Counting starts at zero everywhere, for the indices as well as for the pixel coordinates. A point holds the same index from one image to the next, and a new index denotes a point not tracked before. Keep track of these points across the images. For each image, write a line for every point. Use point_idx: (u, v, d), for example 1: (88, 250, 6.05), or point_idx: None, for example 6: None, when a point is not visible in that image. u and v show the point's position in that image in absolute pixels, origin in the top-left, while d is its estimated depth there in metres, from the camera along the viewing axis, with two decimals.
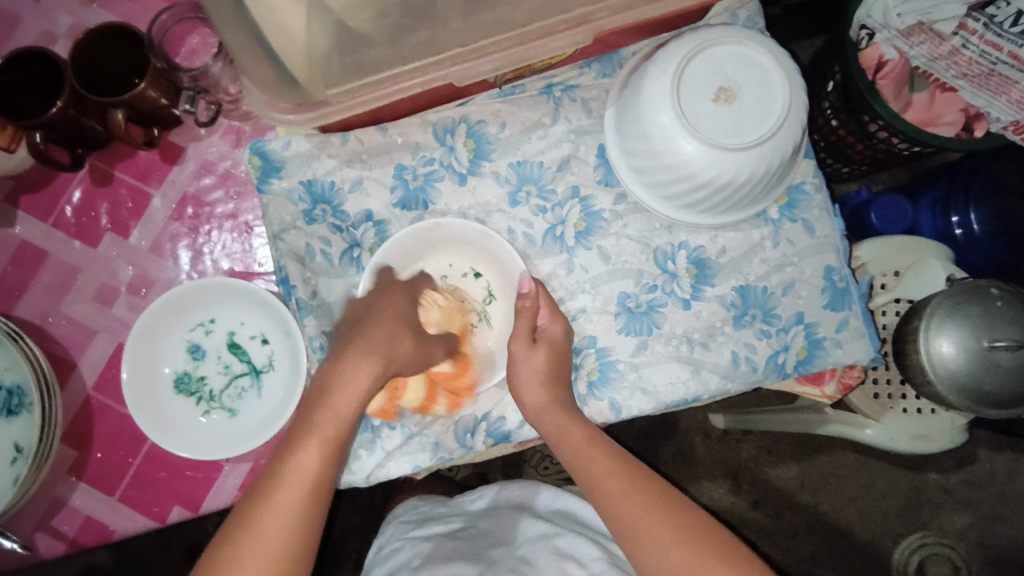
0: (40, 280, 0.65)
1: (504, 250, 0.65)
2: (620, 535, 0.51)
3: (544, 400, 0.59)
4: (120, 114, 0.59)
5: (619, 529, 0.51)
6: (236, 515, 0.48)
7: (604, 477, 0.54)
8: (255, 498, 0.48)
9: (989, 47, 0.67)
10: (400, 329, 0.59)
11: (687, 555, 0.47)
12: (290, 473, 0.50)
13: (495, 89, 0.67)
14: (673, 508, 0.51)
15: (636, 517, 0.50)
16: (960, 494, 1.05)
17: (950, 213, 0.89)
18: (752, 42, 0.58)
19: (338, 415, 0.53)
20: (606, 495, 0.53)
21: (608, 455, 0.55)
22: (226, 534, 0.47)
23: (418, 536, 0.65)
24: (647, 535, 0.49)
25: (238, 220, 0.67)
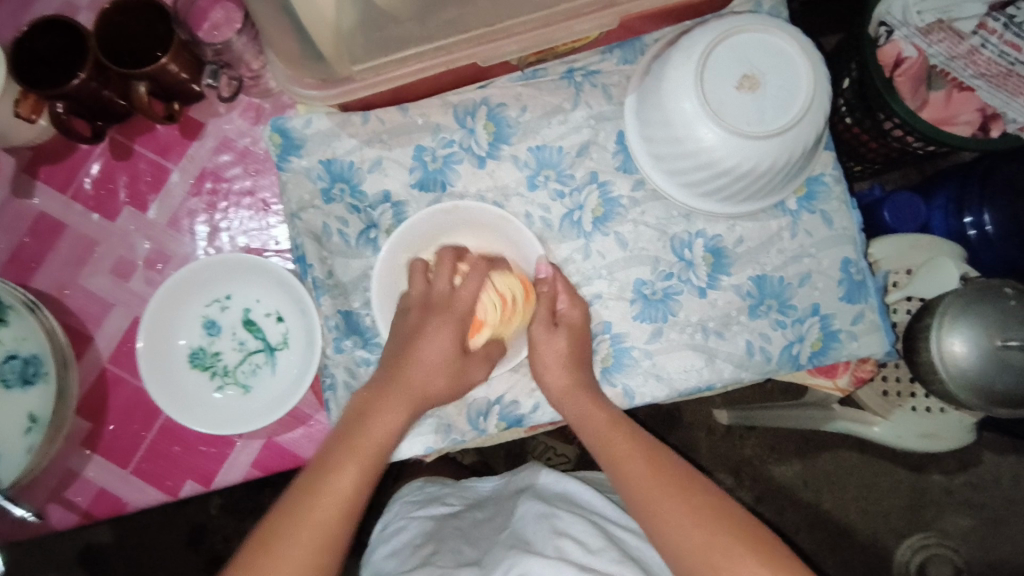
0: (58, 252, 0.66)
1: (523, 236, 0.64)
2: (639, 511, 0.51)
3: (568, 383, 0.59)
4: (143, 87, 0.60)
5: (639, 507, 0.52)
6: (264, 537, 0.48)
7: (624, 457, 0.54)
8: (296, 502, 0.50)
9: (1008, 47, 0.70)
10: (440, 369, 0.57)
11: (706, 533, 0.48)
12: (321, 502, 0.50)
13: (517, 72, 0.67)
14: (692, 490, 0.51)
15: (656, 495, 0.51)
16: (963, 496, 1.05)
17: (963, 213, 0.89)
18: (778, 30, 0.58)
19: (378, 443, 0.54)
20: (626, 474, 0.54)
21: (632, 437, 0.56)
22: (265, 533, 0.49)
23: (423, 515, 0.66)
24: (663, 514, 0.50)
25: (256, 197, 0.67)
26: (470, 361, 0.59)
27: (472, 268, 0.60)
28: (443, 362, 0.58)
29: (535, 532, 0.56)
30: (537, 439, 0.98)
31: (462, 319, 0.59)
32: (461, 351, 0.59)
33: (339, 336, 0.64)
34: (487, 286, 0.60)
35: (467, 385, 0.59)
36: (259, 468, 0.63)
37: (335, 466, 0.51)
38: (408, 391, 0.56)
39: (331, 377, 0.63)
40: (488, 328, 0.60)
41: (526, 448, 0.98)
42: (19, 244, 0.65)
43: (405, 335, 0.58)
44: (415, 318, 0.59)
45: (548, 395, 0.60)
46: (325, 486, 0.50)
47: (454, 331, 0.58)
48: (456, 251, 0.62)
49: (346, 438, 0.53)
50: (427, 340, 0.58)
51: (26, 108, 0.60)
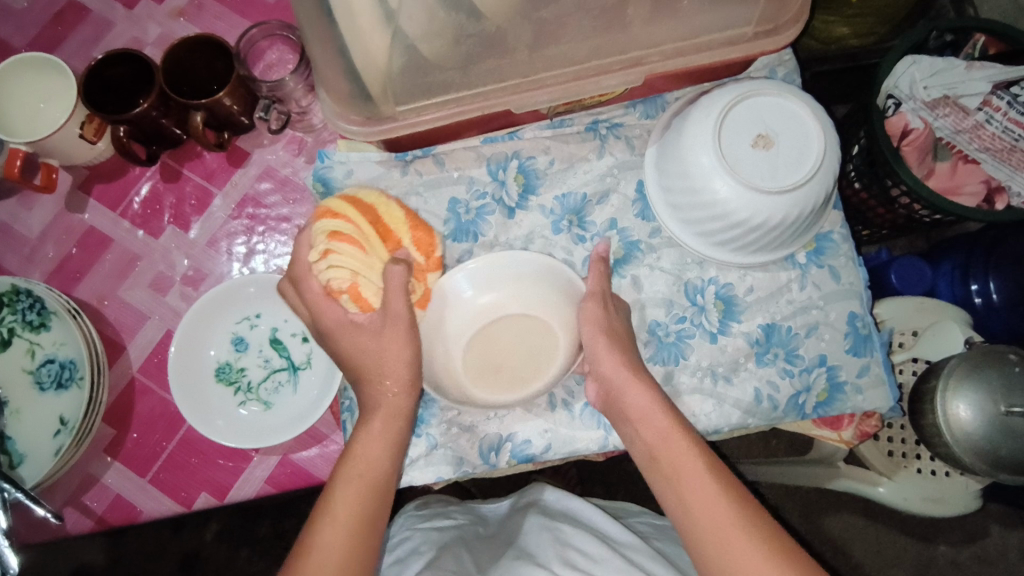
0: (102, 264, 0.69)
1: (527, 260, 0.63)
2: (707, 538, 0.49)
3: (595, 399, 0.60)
4: (200, 117, 0.64)
5: (712, 536, 0.49)
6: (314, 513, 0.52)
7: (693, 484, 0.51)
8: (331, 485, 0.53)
9: (1012, 124, 0.75)
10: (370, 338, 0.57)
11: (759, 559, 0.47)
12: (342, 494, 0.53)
13: (546, 121, 0.71)
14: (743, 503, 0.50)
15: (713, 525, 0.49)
16: (970, 569, 1.04)
17: (969, 281, 0.91)
18: (791, 95, 0.62)
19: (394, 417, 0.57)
20: (685, 495, 0.51)
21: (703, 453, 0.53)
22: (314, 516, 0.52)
23: (428, 526, 0.65)
24: (726, 536, 0.48)
25: (292, 223, 0.70)
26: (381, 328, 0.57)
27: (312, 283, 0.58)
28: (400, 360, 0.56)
29: (536, 543, 0.57)
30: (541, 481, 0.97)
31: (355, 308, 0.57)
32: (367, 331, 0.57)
33: None
34: (316, 266, 0.56)
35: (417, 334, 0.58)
36: (273, 484, 0.65)
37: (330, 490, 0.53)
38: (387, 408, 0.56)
39: (350, 399, 0.64)
40: (363, 285, 0.56)
41: None
42: (66, 255, 0.69)
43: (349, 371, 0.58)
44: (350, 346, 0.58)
45: (604, 385, 0.59)
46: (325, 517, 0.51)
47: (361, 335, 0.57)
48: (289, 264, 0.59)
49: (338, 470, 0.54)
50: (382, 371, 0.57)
51: (91, 131, 0.65)
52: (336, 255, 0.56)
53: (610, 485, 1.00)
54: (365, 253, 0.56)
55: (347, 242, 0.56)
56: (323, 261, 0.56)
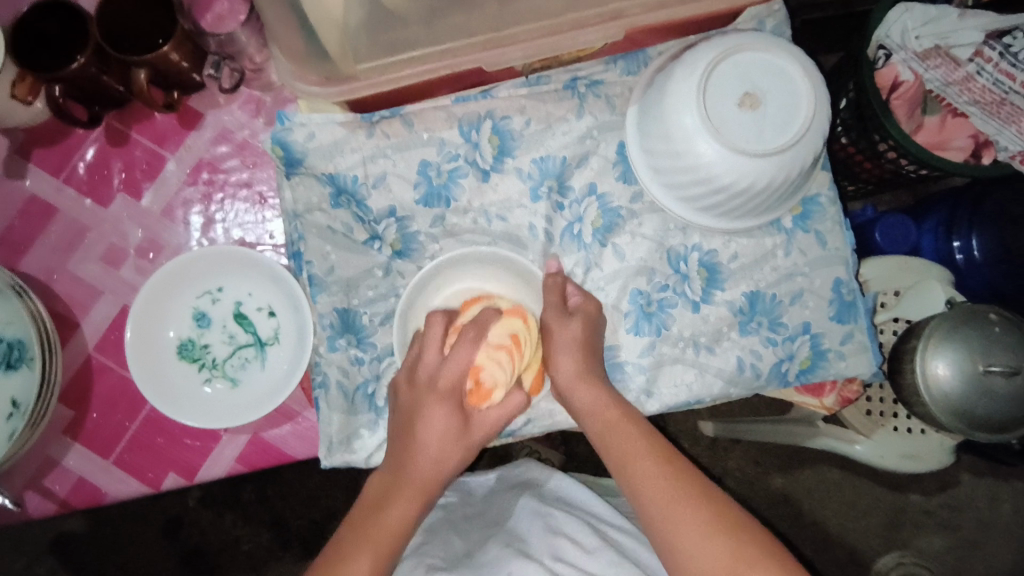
0: (48, 236, 0.65)
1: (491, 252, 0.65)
2: (655, 521, 0.48)
3: (574, 370, 0.58)
4: (143, 74, 0.59)
5: (656, 515, 0.48)
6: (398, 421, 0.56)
7: (640, 467, 0.51)
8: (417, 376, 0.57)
9: (1003, 76, 0.71)
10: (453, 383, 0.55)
11: (704, 540, 0.46)
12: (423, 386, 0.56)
13: (522, 79, 0.67)
14: (694, 486, 0.49)
15: (664, 510, 0.48)
16: (941, 516, 1.07)
17: (952, 237, 0.90)
18: (780, 50, 0.58)
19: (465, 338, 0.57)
20: (636, 479, 0.50)
21: (642, 435, 0.53)
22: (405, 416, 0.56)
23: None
24: (677, 522, 0.47)
25: (252, 190, 0.66)
26: (470, 434, 0.55)
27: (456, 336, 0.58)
28: (442, 360, 0.56)
29: (529, 528, 0.56)
30: (523, 444, 0.97)
31: (438, 334, 0.58)
32: (462, 420, 0.55)
33: (334, 334, 0.64)
34: (480, 344, 0.57)
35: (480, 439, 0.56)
36: (244, 463, 0.63)
37: (391, 500, 0.52)
38: (456, 398, 0.55)
39: (322, 376, 0.62)
40: (498, 390, 0.56)
41: (511, 452, 0.97)
42: (8, 226, 0.65)
43: (404, 411, 0.56)
44: (414, 347, 0.59)
45: (557, 382, 0.59)
46: (375, 516, 0.50)
47: (445, 407, 0.54)
48: (446, 316, 0.59)
49: (394, 473, 0.53)
50: (430, 347, 0.57)
51: (22, 91, 0.59)
52: (502, 356, 0.57)
53: (593, 444, 0.99)
54: (517, 366, 0.58)
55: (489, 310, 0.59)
56: (453, 344, 0.57)
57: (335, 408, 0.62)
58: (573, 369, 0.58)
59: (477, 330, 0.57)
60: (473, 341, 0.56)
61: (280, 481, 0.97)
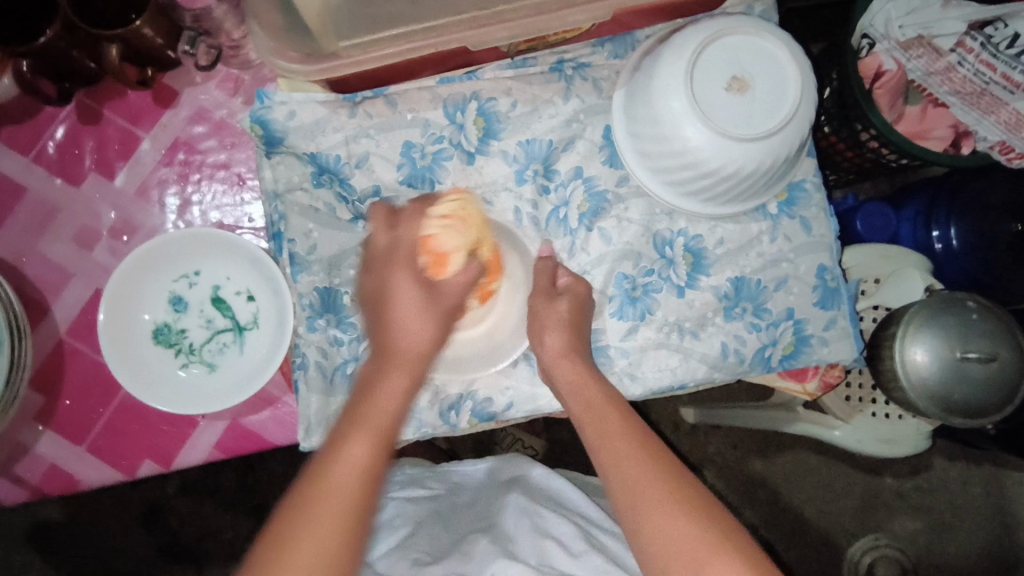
0: (17, 216, 0.63)
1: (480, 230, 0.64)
2: (627, 494, 0.47)
3: (561, 345, 0.58)
4: (114, 50, 0.56)
5: (624, 495, 0.47)
6: (329, 442, 0.46)
7: (613, 447, 0.50)
8: (359, 397, 0.48)
9: (984, 66, 0.69)
10: (424, 309, 0.52)
11: (674, 514, 0.45)
12: (374, 404, 0.48)
13: (507, 60, 0.66)
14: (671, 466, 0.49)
15: (638, 482, 0.47)
16: (914, 499, 1.09)
17: (931, 226, 0.91)
18: (768, 34, 0.58)
19: (418, 339, 0.51)
20: (611, 453, 0.50)
21: (624, 419, 0.52)
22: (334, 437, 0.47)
23: (398, 497, 0.64)
24: (649, 495, 0.47)
25: (230, 171, 0.64)
26: (442, 299, 0.54)
27: (406, 216, 0.56)
28: (421, 307, 0.52)
29: (515, 527, 0.56)
30: (505, 431, 0.97)
31: (412, 260, 0.53)
32: (427, 292, 0.53)
33: (313, 314, 0.63)
34: (428, 216, 0.56)
35: (450, 312, 0.54)
36: (223, 450, 0.61)
37: (299, 521, 0.42)
38: (409, 359, 0.50)
39: (302, 357, 0.62)
40: (454, 253, 0.55)
41: (494, 439, 0.96)
42: None
43: (373, 299, 0.54)
44: (374, 281, 0.54)
45: (541, 360, 0.59)
46: (329, 474, 0.44)
47: (409, 274, 0.52)
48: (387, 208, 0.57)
49: (320, 475, 0.44)
50: (396, 299, 0.52)
51: None
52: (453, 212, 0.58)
53: (576, 430, 0.99)
54: (468, 234, 0.58)
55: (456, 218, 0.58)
56: (429, 216, 0.56)
57: (314, 390, 0.61)
58: (559, 347, 0.58)
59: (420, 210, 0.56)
60: (417, 213, 0.56)
61: (260, 469, 0.95)
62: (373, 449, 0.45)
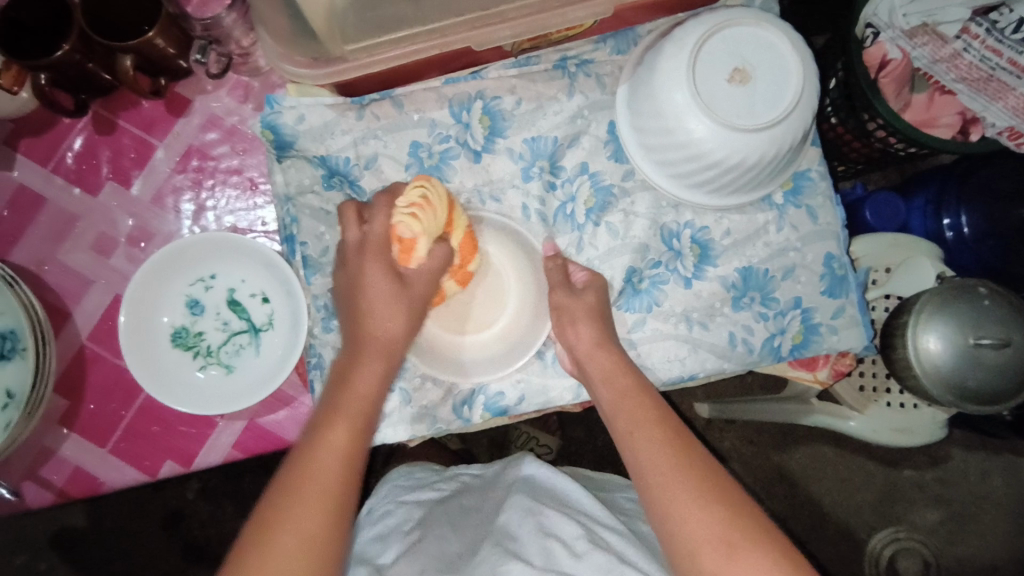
0: (37, 226, 0.64)
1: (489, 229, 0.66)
2: (653, 486, 0.48)
3: (593, 337, 0.59)
4: (129, 61, 0.59)
5: (657, 483, 0.48)
6: (313, 420, 0.52)
7: (644, 439, 0.51)
8: (341, 377, 0.54)
9: (990, 52, 0.69)
10: (399, 299, 0.56)
11: (697, 509, 0.46)
12: (351, 388, 0.53)
13: (512, 59, 0.67)
14: (694, 461, 0.49)
15: (664, 476, 0.48)
16: (933, 491, 1.08)
17: (942, 214, 0.90)
18: (769, 25, 0.58)
19: (385, 329, 0.55)
20: (637, 450, 0.51)
21: (656, 411, 0.53)
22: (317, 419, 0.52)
23: (410, 500, 0.66)
24: (674, 489, 0.47)
25: (243, 176, 0.66)
26: (409, 285, 0.57)
27: (376, 211, 0.58)
28: (390, 295, 0.55)
29: (518, 524, 0.56)
30: (519, 429, 0.97)
31: (383, 244, 0.56)
32: (396, 280, 0.56)
33: (328, 316, 0.64)
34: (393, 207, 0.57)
35: (422, 308, 0.58)
36: (241, 449, 0.63)
37: (284, 499, 0.47)
38: (352, 409, 0.52)
39: (317, 357, 0.63)
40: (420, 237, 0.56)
41: (509, 438, 0.97)
42: None
43: (347, 288, 0.58)
44: (345, 275, 0.58)
45: (573, 349, 0.60)
46: (316, 454, 0.49)
47: (380, 265, 0.56)
48: (358, 205, 0.59)
49: (302, 459, 0.49)
50: (369, 286, 0.56)
51: (8, 79, 0.59)
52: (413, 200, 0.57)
53: (590, 427, 1.00)
54: (430, 222, 0.56)
55: (425, 206, 0.56)
56: (397, 206, 0.57)
57: None
58: (592, 337, 0.59)
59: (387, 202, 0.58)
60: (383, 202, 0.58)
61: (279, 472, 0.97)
62: (344, 437, 0.50)
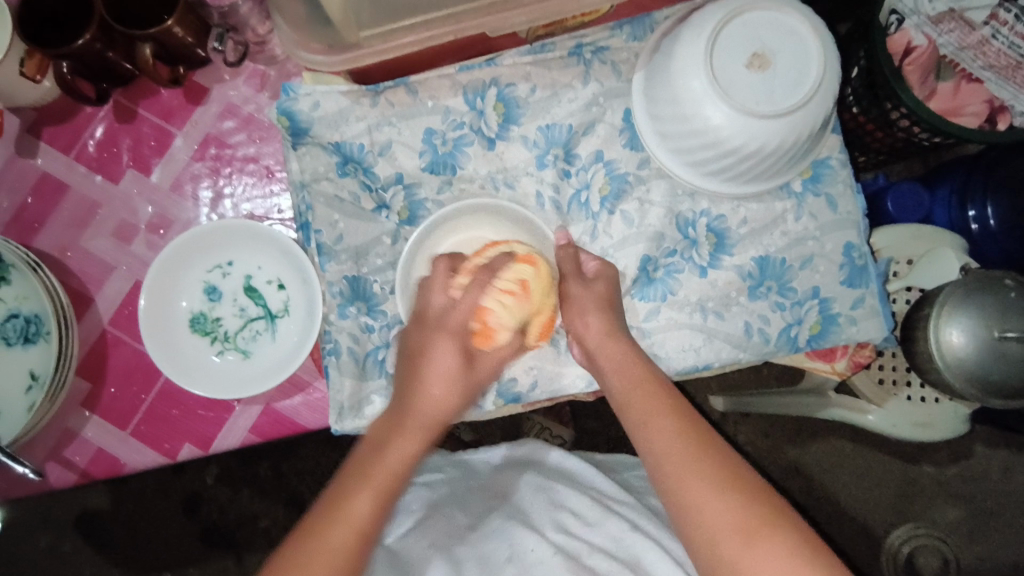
0: (60, 212, 0.66)
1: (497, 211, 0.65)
2: (667, 475, 0.48)
3: (602, 329, 0.57)
4: (148, 50, 0.59)
5: (671, 475, 0.48)
6: (383, 422, 0.50)
7: (658, 429, 0.50)
8: (420, 364, 0.51)
9: (1018, 38, 0.70)
10: (457, 377, 0.50)
11: (711, 497, 0.46)
12: (429, 389, 0.50)
13: (526, 46, 0.66)
14: (710, 449, 0.48)
15: (679, 468, 0.47)
16: (954, 487, 1.06)
17: (966, 205, 0.88)
18: (791, 9, 0.57)
19: (456, 332, 0.51)
20: (651, 440, 0.50)
21: (669, 398, 0.52)
22: (388, 420, 0.50)
23: (420, 482, 0.66)
24: (689, 480, 0.47)
25: (259, 164, 0.66)
26: (476, 371, 0.52)
27: (471, 283, 0.53)
28: (455, 378, 0.50)
29: (531, 503, 0.57)
30: (531, 420, 0.97)
31: (461, 330, 0.51)
32: (467, 362, 0.51)
33: (344, 302, 0.64)
34: (490, 288, 0.53)
35: (474, 389, 0.52)
36: (257, 434, 0.63)
37: (340, 508, 0.45)
38: (459, 335, 0.51)
39: (333, 343, 0.62)
40: (503, 332, 0.53)
41: (522, 428, 0.97)
42: (21, 205, 0.65)
43: (409, 356, 0.52)
44: (418, 337, 0.52)
45: (584, 342, 0.58)
46: (383, 459, 0.47)
47: (453, 343, 0.50)
48: (451, 261, 0.57)
49: (363, 461, 0.47)
50: (433, 359, 0.50)
51: (31, 68, 0.60)
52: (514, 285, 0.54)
53: (604, 419, 0.99)
54: (526, 311, 0.54)
55: (514, 293, 0.54)
56: (494, 288, 0.53)
57: (347, 373, 0.62)
58: (601, 329, 0.57)
59: (486, 278, 0.53)
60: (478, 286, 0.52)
61: (296, 458, 0.98)
62: (415, 446, 0.48)
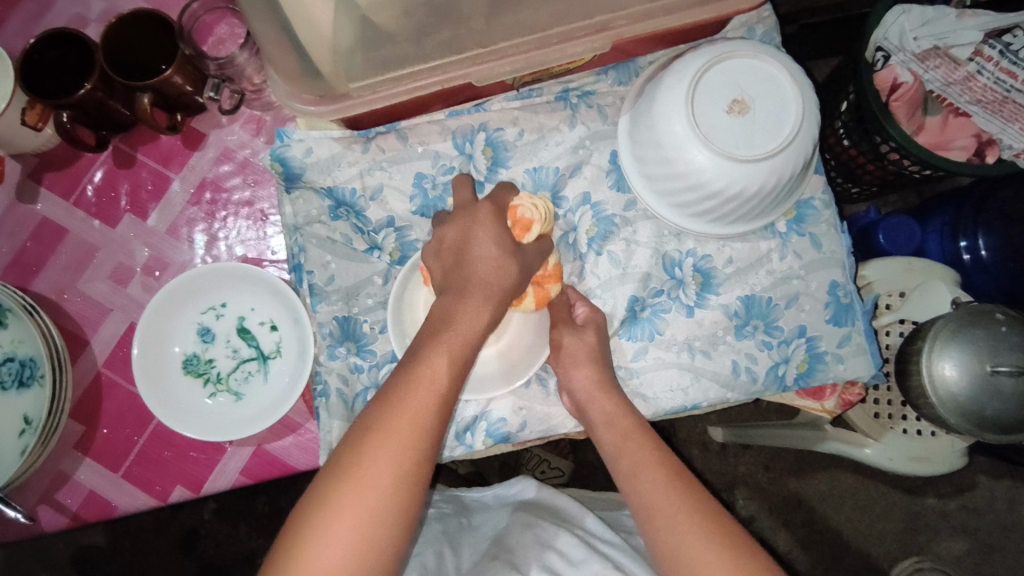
0: (58, 256, 0.67)
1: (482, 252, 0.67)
2: (659, 525, 0.48)
3: (592, 381, 0.59)
4: (147, 98, 0.61)
5: (668, 528, 0.48)
6: (371, 414, 0.47)
7: (649, 480, 0.51)
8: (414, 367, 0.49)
9: (1004, 74, 0.70)
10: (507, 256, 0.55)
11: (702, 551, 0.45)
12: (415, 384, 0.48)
13: (513, 92, 0.68)
14: (699, 501, 0.49)
15: (670, 519, 0.48)
16: (958, 520, 1.05)
17: (958, 237, 0.89)
18: (768, 57, 0.59)
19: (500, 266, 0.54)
20: (642, 492, 0.50)
21: (659, 452, 0.53)
22: (373, 419, 0.46)
23: None
24: (680, 530, 0.47)
25: (254, 208, 0.68)
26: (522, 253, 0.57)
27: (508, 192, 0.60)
28: (506, 249, 0.55)
29: (518, 540, 0.57)
30: (529, 453, 0.97)
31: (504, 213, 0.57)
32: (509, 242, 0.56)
33: (333, 343, 0.67)
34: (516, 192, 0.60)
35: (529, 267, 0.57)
36: (247, 476, 0.64)
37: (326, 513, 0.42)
38: (485, 287, 0.53)
39: (323, 384, 0.65)
40: (537, 222, 0.58)
41: (520, 462, 0.97)
42: (20, 248, 0.67)
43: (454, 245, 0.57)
44: (454, 232, 0.57)
45: (576, 393, 0.60)
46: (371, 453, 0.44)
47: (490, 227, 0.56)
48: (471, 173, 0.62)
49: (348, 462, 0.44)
50: (476, 241, 0.55)
51: (33, 117, 0.62)
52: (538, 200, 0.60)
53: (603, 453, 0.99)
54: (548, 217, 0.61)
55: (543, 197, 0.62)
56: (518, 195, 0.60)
57: (336, 415, 0.64)
58: (593, 380, 0.59)
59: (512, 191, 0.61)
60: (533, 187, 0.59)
61: (292, 493, 0.98)
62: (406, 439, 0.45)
